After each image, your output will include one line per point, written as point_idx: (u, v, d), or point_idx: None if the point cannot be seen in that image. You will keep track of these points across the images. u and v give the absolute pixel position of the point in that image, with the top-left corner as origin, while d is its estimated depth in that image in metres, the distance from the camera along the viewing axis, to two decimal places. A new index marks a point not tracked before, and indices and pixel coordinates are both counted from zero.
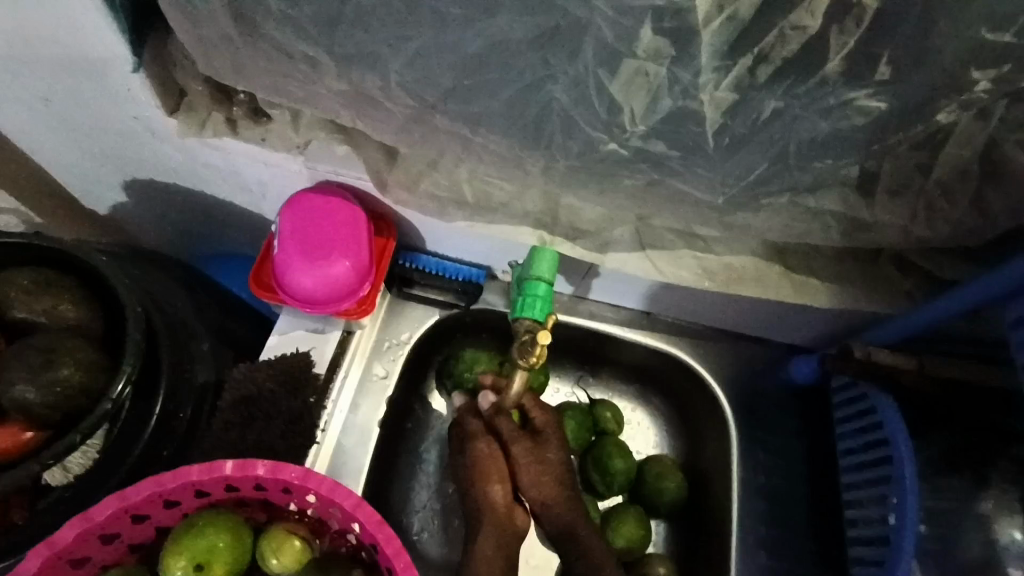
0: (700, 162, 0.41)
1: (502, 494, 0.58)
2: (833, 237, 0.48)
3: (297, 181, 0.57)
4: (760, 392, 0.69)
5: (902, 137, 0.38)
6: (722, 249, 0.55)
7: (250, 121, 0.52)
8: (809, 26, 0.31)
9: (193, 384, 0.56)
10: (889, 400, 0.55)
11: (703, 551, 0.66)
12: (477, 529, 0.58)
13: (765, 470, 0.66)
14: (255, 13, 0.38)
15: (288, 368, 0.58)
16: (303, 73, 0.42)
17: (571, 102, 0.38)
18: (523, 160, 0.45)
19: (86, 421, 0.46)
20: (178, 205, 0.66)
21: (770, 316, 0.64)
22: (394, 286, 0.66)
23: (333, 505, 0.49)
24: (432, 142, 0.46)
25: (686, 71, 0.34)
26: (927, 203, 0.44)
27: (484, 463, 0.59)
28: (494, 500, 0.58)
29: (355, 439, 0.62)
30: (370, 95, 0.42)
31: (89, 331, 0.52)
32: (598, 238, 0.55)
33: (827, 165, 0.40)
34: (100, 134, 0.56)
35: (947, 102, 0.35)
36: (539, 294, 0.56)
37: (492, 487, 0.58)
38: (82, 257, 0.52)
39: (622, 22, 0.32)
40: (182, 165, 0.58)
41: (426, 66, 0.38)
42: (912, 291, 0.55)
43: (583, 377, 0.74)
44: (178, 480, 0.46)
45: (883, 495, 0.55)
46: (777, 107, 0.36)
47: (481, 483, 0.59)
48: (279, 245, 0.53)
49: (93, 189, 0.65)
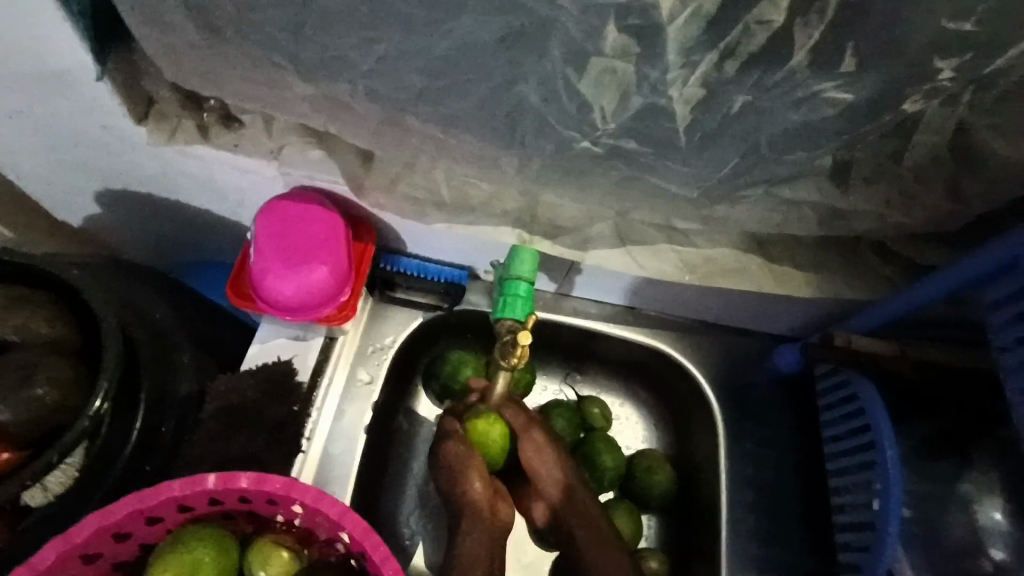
0: (673, 158, 0.41)
1: (484, 492, 0.57)
2: (811, 226, 0.48)
3: (274, 188, 0.56)
4: (747, 381, 0.69)
5: (872, 128, 0.38)
6: (702, 242, 0.55)
7: (222, 127, 0.51)
8: (774, 21, 0.31)
9: (175, 398, 0.56)
10: (870, 385, 0.56)
11: (694, 542, 0.66)
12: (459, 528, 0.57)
13: (753, 460, 0.66)
14: (218, 22, 0.37)
15: (270, 376, 0.58)
16: (271, 80, 0.41)
17: (543, 103, 0.38)
18: (498, 160, 0.45)
19: (64, 440, 0.45)
20: (154, 215, 0.64)
21: (753, 307, 0.64)
22: (376, 290, 0.66)
23: (319, 514, 0.48)
24: (405, 144, 0.45)
25: (654, 68, 0.34)
26: (901, 190, 0.44)
27: (463, 460, 0.58)
28: (475, 495, 0.57)
29: (342, 445, 0.61)
30: (341, 99, 0.41)
31: (64, 346, 0.51)
32: (579, 236, 0.55)
33: (799, 156, 0.41)
34: (69, 145, 0.55)
35: (913, 91, 0.35)
36: (520, 293, 0.55)
37: (472, 483, 0.57)
38: (54, 272, 0.51)
39: (588, 22, 0.32)
40: (155, 174, 0.57)
41: (394, 68, 0.37)
42: (892, 277, 0.55)
43: (570, 374, 0.74)
44: (160, 496, 0.46)
45: (868, 481, 0.55)
46: (747, 101, 0.36)
47: (461, 480, 0.57)
48: (256, 252, 0.53)
49: (66, 202, 0.64)
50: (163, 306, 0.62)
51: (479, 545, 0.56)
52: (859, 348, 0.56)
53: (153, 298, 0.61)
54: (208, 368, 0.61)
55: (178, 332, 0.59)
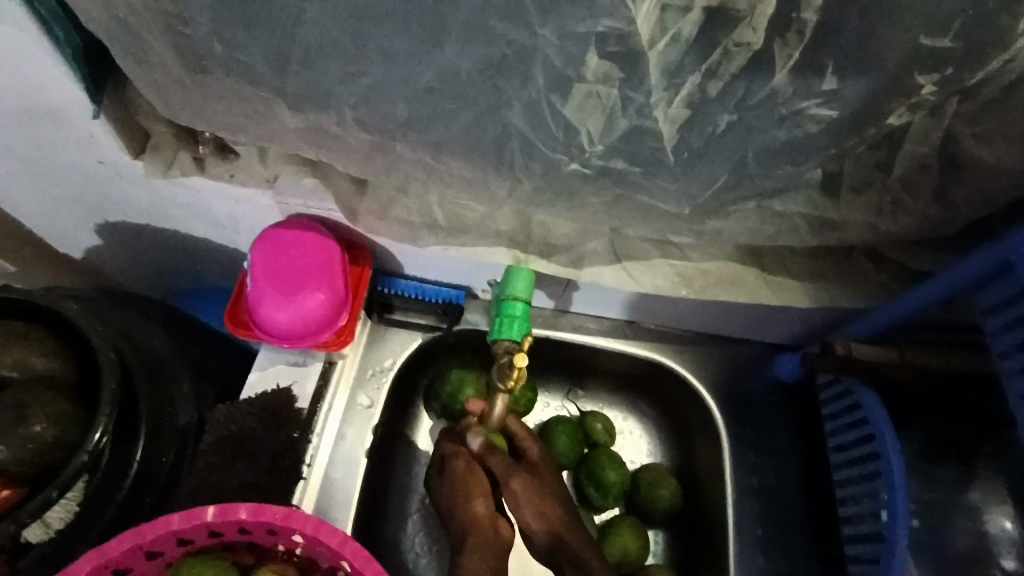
0: (662, 176, 0.41)
1: (485, 506, 0.56)
2: (804, 237, 0.48)
3: (269, 216, 0.56)
4: (749, 392, 0.69)
5: (858, 142, 0.38)
6: (697, 255, 0.55)
7: (217, 158, 0.52)
8: (752, 42, 0.31)
9: (174, 427, 0.55)
10: (872, 393, 0.55)
11: (702, 557, 0.65)
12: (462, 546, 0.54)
13: (758, 471, 0.66)
14: (205, 59, 0.37)
15: (268, 404, 0.57)
16: (261, 112, 0.42)
17: (528, 127, 0.38)
18: (488, 184, 0.45)
19: (62, 476, 0.45)
20: (151, 245, 0.65)
21: (752, 318, 0.64)
22: (374, 312, 0.66)
23: (319, 544, 0.48)
24: (396, 170, 0.46)
25: (638, 92, 0.34)
26: (891, 199, 0.45)
27: (465, 477, 0.57)
28: (478, 514, 0.56)
29: (343, 471, 0.61)
30: (329, 130, 0.42)
31: (62, 380, 0.51)
32: (573, 253, 0.56)
33: (787, 171, 0.41)
34: (66, 179, 0.55)
35: (895, 106, 0.36)
36: (516, 313, 0.55)
37: (476, 501, 0.56)
38: (53, 307, 0.51)
39: (569, 49, 0.32)
40: (151, 205, 0.57)
41: (380, 100, 0.37)
42: (888, 284, 0.55)
43: (571, 390, 0.74)
44: (159, 530, 0.46)
45: (875, 492, 0.55)
46: (731, 119, 0.36)
47: (463, 499, 0.56)
48: (252, 281, 0.53)
49: (65, 234, 0.64)
50: (162, 335, 0.62)
51: (481, 562, 0.53)
52: (859, 356, 0.54)
53: (153, 328, 0.62)
54: (207, 397, 0.61)
55: (176, 359, 0.60)
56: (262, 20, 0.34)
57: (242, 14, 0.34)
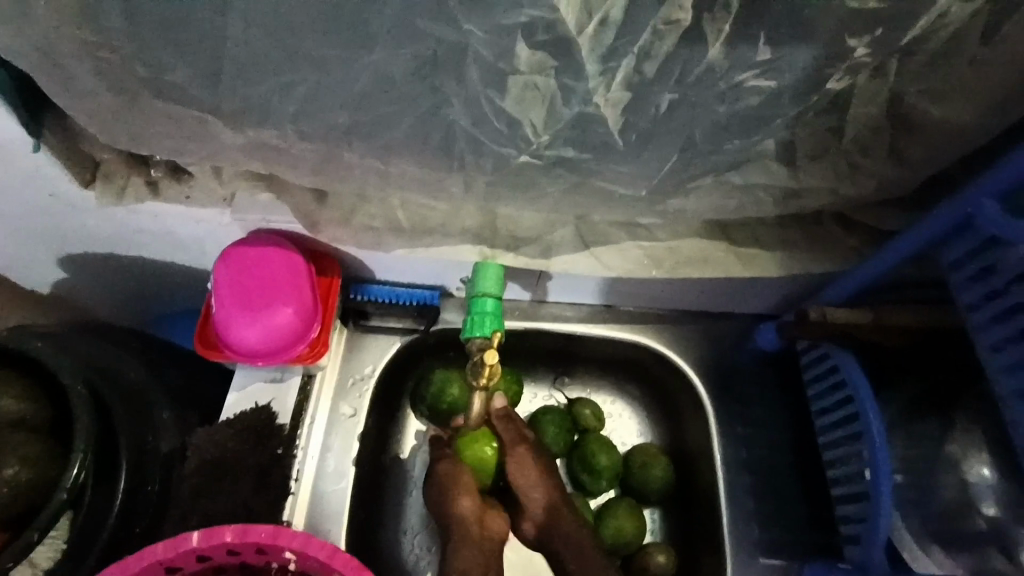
0: (615, 159, 0.41)
1: (472, 506, 0.56)
2: (767, 206, 0.48)
3: (231, 234, 0.55)
4: (733, 365, 0.69)
5: (804, 109, 0.38)
6: (665, 235, 0.55)
7: (171, 180, 0.50)
8: (681, 19, 0.31)
9: (155, 454, 0.55)
10: (849, 356, 0.55)
11: (699, 530, 0.66)
12: (451, 548, 0.54)
13: (746, 442, 0.66)
14: (133, 84, 0.37)
15: (250, 424, 0.57)
16: (200, 132, 0.41)
17: (472, 124, 0.38)
18: (443, 182, 0.44)
19: (43, 516, 0.45)
20: (116, 274, 0.64)
21: (727, 292, 0.64)
22: (350, 320, 0.66)
23: (309, 559, 0.48)
24: (349, 177, 0.45)
25: (576, 80, 0.34)
26: (849, 163, 0.44)
27: (449, 478, 0.57)
28: (463, 510, 0.55)
29: (332, 481, 0.61)
30: (272, 144, 0.41)
31: (33, 422, 0.50)
32: (541, 243, 0.55)
33: (738, 145, 0.41)
34: (18, 215, 0.54)
35: (833, 71, 0.35)
36: (488, 310, 0.55)
37: (460, 500, 0.55)
38: (15, 347, 0.50)
39: (499, 42, 0.32)
40: (111, 234, 0.56)
41: (317, 108, 0.37)
42: (858, 246, 0.55)
43: (558, 379, 0.73)
44: (143, 562, 0.45)
45: (858, 452, 0.55)
46: (673, 98, 0.36)
47: (449, 496, 0.56)
48: (217, 302, 0.52)
49: (30, 270, 0.63)
50: (136, 364, 0.61)
51: (471, 560, 0.53)
52: (833, 321, 0.55)
53: (127, 359, 0.61)
54: (188, 422, 0.60)
55: (150, 389, 0.59)
56: (181, 39, 0.33)
57: (163, 35, 0.33)
